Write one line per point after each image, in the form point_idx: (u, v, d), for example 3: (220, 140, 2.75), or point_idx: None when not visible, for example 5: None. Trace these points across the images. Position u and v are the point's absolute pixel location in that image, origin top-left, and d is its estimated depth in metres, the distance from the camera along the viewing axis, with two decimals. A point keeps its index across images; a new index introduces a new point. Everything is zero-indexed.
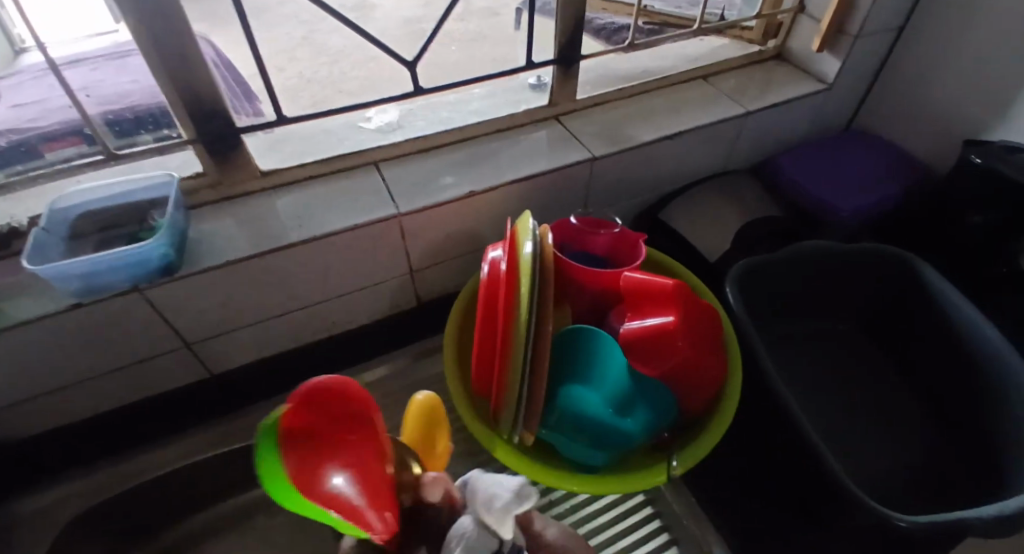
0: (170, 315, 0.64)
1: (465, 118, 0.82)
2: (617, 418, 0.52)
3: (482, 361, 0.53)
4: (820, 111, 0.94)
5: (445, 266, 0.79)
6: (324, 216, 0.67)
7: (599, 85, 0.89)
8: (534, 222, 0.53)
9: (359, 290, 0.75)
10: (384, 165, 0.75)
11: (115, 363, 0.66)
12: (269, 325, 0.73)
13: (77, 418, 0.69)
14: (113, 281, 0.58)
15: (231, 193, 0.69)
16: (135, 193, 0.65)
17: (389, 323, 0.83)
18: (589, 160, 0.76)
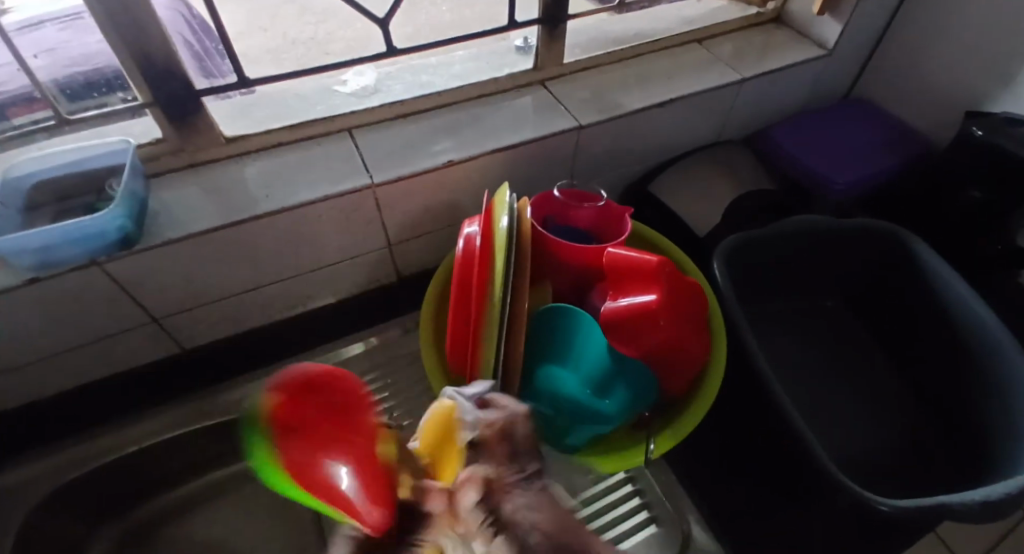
0: (135, 291, 0.61)
1: (446, 82, 0.78)
2: (597, 399, 0.51)
3: (456, 340, 0.51)
4: (818, 79, 0.90)
5: (425, 240, 0.76)
6: (295, 186, 0.64)
7: (589, 48, 0.84)
8: (511, 196, 0.52)
9: (335, 263, 0.72)
10: (359, 132, 0.71)
11: (78, 341, 0.63)
12: (241, 300, 0.70)
13: (42, 395, 0.66)
14: (71, 254, 0.54)
15: (195, 160, 0.65)
16: (93, 161, 0.60)
17: (369, 297, 0.80)
18: (576, 129, 0.73)
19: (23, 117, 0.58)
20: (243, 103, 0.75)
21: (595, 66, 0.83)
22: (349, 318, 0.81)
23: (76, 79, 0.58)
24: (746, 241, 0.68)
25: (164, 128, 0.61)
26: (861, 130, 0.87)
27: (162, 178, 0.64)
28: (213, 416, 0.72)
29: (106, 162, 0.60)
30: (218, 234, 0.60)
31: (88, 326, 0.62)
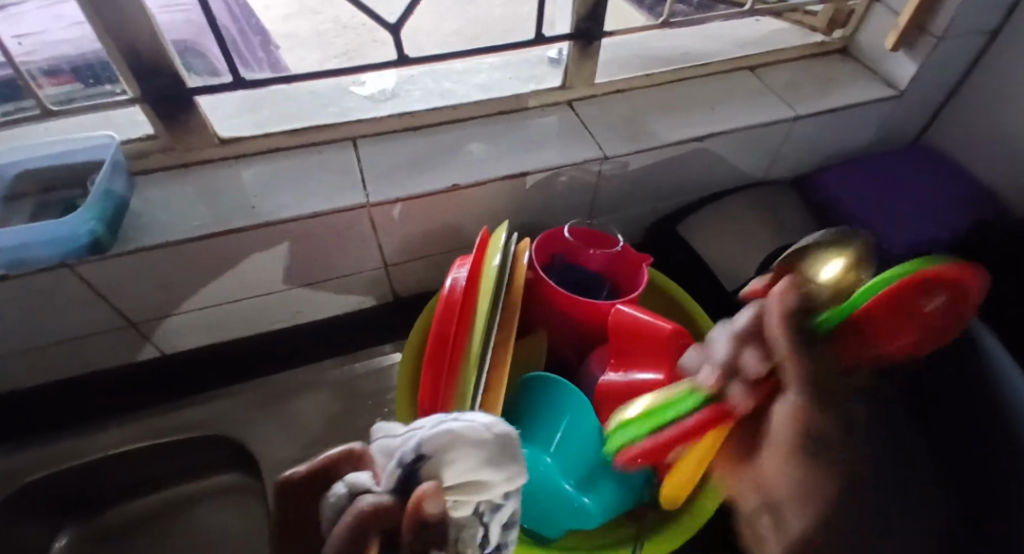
0: (107, 295, 0.57)
1: (465, 95, 0.72)
2: (575, 495, 0.44)
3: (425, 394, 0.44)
4: (884, 122, 0.80)
5: (425, 262, 0.71)
6: (285, 197, 0.59)
7: (628, 67, 0.77)
8: (506, 237, 0.46)
9: (326, 280, 0.68)
10: (363, 142, 0.66)
11: (46, 338, 0.60)
12: (223, 310, 0.66)
13: (13, 385, 0.64)
14: (38, 256, 0.51)
15: (186, 160, 0.61)
16: (76, 154, 0.57)
17: (360, 316, 0.75)
18: (600, 160, 0.65)
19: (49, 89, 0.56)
20: (248, 99, 0.71)
21: (632, 89, 0.75)
22: (337, 336, 0.76)
23: (62, 66, 0.55)
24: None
25: (155, 125, 0.57)
26: (930, 185, 0.77)
27: (150, 176, 0.60)
28: (185, 426, 0.69)
29: (88, 157, 0.57)
30: (195, 245, 0.56)
31: (57, 326, 0.59)
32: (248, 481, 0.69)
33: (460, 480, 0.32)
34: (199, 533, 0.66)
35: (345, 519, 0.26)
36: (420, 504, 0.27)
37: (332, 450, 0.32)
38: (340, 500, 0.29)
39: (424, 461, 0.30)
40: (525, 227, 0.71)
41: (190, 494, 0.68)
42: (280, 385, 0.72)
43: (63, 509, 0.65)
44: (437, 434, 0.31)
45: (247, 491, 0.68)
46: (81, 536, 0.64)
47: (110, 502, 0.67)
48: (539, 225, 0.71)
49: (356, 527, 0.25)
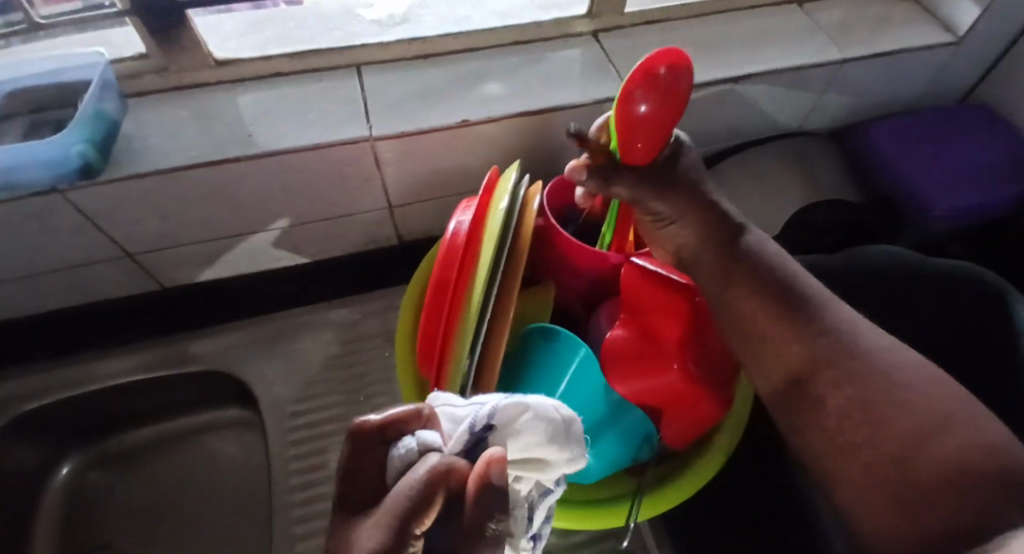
0: (103, 223, 0.56)
1: (481, 22, 0.66)
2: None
3: (425, 343, 0.42)
4: (941, 71, 0.72)
5: (431, 205, 0.68)
6: (283, 128, 0.55)
7: None
8: (516, 177, 0.43)
9: (328, 219, 0.65)
10: (368, 70, 0.62)
11: (46, 265, 0.59)
12: (224, 245, 0.64)
13: (20, 309, 0.65)
14: (32, 178, 0.49)
15: (181, 83, 0.57)
16: (67, 73, 0.54)
17: (366, 257, 0.73)
18: None
19: (48, 8, 0.53)
20: (247, 19, 0.66)
21: (664, 22, 0.68)
22: (343, 275, 0.74)
23: None
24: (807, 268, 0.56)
25: (146, 44, 0.53)
26: (981, 145, 0.70)
27: (143, 99, 0.57)
28: (188, 358, 0.69)
29: (78, 76, 0.54)
30: (189, 177, 0.53)
31: (56, 255, 0.58)
32: (252, 414, 0.70)
33: (525, 454, 0.35)
34: (203, 462, 0.68)
35: (420, 475, 0.26)
36: (489, 469, 0.27)
37: (402, 406, 0.32)
38: (411, 453, 0.29)
39: (494, 430, 0.34)
40: (539, 171, 0.67)
41: (195, 423, 0.70)
42: (282, 324, 0.72)
43: (76, 434, 0.68)
44: (517, 410, 0.35)
45: (252, 426, 0.69)
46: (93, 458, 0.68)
47: (120, 426, 0.69)
48: (553, 171, 0.67)
49: (433, 481, 0.26)
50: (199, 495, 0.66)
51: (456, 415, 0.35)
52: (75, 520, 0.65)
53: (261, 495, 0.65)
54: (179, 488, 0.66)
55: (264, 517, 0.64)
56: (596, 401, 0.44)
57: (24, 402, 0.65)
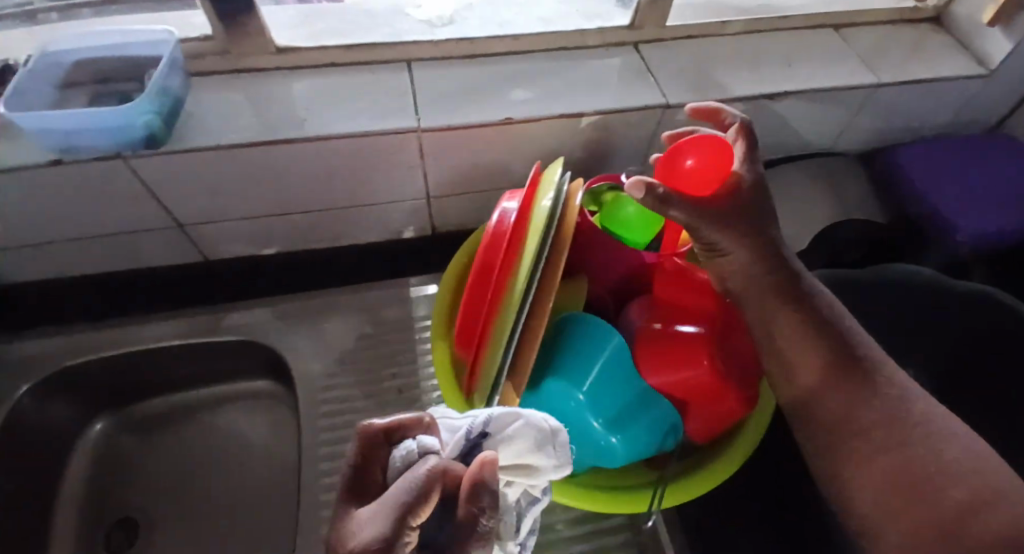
0: (159, 192, 0.58)
1: (525, 27, 0.68)
2: (603, 433, 0.42)
3: (465, 326, 0.44)
4: (969, 102, 0.74)
5: (467, 198, 0.70)
6: (336, 113, 0.58)
7: (701, 13, 0.72)
8: (561, 173, 0.44)
9: (368, 205, 0.68)
10: (417, 65, 0.64)
11: (98, 230, 0.62)
12: (266, 223, 0.67)
13: (67, 271, 0.68)
14: (97, 143, 0.52)
15: (242, 66, 0.60)
16: (136, 47, 0.57)
17: (397, 245, 0.76)
18: (661, 108, 0.62)
19: None
20: (304, 11, 0.69)
21: (702, 37, 0.71)
22: (374, 262, 0.77)
23: None
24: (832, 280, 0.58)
25: (213, 26, 0.56)
26: (1008, 175, 0.71)
27: (205, 78, 0.60)
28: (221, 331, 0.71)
29: (146, 52, 0.57)
30: (246, 154, 0.56)
31: (109, 221, 0.61)
32: (279, 389, 0.72)
33: (515, 460, 0.37)
34: (228, 432, 0.70)
35: (417, 471, 0.29)
36: (482, 468, 0.30)
37: (405, 413, 0.36)
38: (410, 454, 0.34)
39: (486, 437, 0.37)
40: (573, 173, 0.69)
41: (223, 394, 0.72)
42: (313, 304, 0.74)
43: (108, 397, 0.70)
44: (507, 423, 0.38)
45: (279, 401, 0.71)
46: (120, 422, 0.71)
47: (152, 392, 0.71)
48: (587, 173, 0.69)
49: (428, 477, 0.29)
50: (225, 463, 0.68)
51: (454, 425, 0.38)
52: (105, 481, 0.67)
53: (285, 468, 0.67)
54: (206, 455, 0.68)
55: (286, 488, 0.66)
56: (629, 390, 0.43)
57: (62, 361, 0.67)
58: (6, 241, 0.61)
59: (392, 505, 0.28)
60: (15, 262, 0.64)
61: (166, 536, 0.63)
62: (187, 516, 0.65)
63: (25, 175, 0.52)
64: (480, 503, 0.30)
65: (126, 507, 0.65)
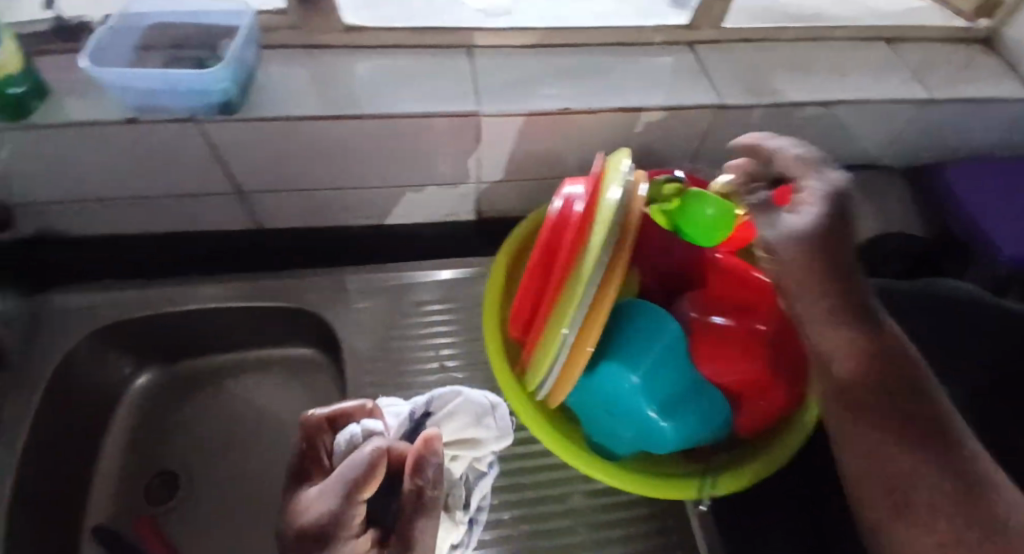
0: (226, 157, 0.60)
1: (581, 20, 0.69)
2: (655, 420, 0.43)
3: (523, 315, 0.46)
4: (1018, 124, 0.74)
5: (514, 185, 0.71)
6: (399, 93, 0.59)
7: (756, 18, 0.73)
8: (629, 167, 0.42)
9: (420, 186, 0.69)
10: (477, 52, 0.66)
11: (159, 190, 0.64)
12: (319, 196, 0.69)
13: (125, 228, 0.70)
14: (173, 105, 0.54)
15: (309, 41, 0.62)
16: (212, 16, 0.59)
17: (438, 228, 0.78)
18: (715, 108, 0.63)
19: None
20: None
21: (757, 40, 0.71)
22: (417, 241, 0.79)
23: None
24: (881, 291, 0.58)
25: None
26: None
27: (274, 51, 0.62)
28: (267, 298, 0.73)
29: (221, 21, 0.59)
30: (313, 127, 0.57)
31: (172, 182, 0.63)
32: (319, 358, 0.74)
33: (456, 434, 0.49)
34: (268, 396, 0.72)
35: (369, 452, 0.39)
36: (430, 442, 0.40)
37: (348, 402, 0.49)
38: (354, 437, 0.45)
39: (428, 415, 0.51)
40: None
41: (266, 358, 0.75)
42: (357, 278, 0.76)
43: (154, 353, 0.72)
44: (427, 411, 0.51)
45: (320, 368, 0.74)
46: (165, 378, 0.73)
47: (197, 351, 0.74)
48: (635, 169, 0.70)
49: (375, 456, 0.39)
50: (265, 426, 0.70)
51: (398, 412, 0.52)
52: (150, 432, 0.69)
53: None
54: (247, 416, 0.71)
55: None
56: (677, 379, 0.44)
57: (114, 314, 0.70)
58: (73, 195, 0.63)
59: (344, 476, 0.38)
60: (75, 216, 0.66)
61: (209, 490, 0.66)
62: (227, 473, 0.67)
63: (105, 132, 0.54)
64: (424, 474, 0.39)
65: (169, 460, 0.68)
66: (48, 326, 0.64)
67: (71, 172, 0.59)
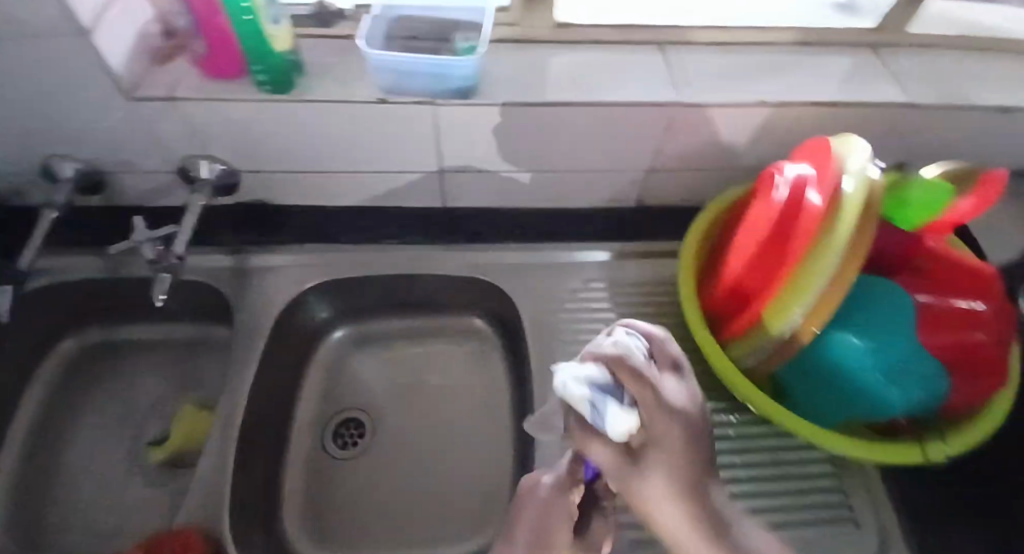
0: (442, 138, 0.56)
1: (755, 19, 0.60)
2: (885, 386, 0.45)
3: (738, 287, 0.49)
4: None
5: (692, 176, 0.64)
6: (610, 82, 0.55)
7: (950, 23, 0.62)
8: (865, 148, 0.42)
9: (599, 173, 0.63)
10: (671, 49, 0.59)
11: (341, 167, 0.60)
12: (490, 180, 0.63)
13: (275, 204, 0.65)
14: (417, 90, 0.52)
15: (521, 38, 0.58)
16: (451, 11, 0.54)
17: (601, 216, 0.69)
18: (939, 107, 0.55)
19: None
20: None
21: (946, 47, 0.61)
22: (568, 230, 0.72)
23: None
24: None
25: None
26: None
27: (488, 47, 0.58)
28: (420, 288, 0.67)
29: (458, 16, 0.54)
30: (534, 113, 0.53)
31: (368, 162, 0.59)
32: (463, 355, 0.70)
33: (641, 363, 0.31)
34: (418, 390, 0.68)
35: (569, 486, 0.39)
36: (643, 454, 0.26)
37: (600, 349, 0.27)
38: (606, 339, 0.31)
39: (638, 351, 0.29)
40: None
41: (407, 354, 0.70)
42: (513, 260, 0.68)
43: (303, 343, 0.67)
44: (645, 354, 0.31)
45: (484, 350, 0.70)
46: (286, 373, 0.64)
47: (331, 339, 0.69)
48: None
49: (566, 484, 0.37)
50: (443, 407, 0.66)
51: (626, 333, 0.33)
52: (277, 432, 0.62)
53: (479, 431, 0.64)
54: (410, 398, 0.67)
55: (499, 443, 0.63)
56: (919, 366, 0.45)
57: (267, 289, 0.63)
58: (302, 165, 0.59)
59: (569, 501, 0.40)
60: (250, 190, 0.62)
61: (389, 460, 0.63)
62: (407, 459, 0.63)
63: (347, 107, 0.52)
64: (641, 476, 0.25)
65: (302, 461, 0.62)
66: (242, 293, 0.62)
67: (265, 145, 0.56)
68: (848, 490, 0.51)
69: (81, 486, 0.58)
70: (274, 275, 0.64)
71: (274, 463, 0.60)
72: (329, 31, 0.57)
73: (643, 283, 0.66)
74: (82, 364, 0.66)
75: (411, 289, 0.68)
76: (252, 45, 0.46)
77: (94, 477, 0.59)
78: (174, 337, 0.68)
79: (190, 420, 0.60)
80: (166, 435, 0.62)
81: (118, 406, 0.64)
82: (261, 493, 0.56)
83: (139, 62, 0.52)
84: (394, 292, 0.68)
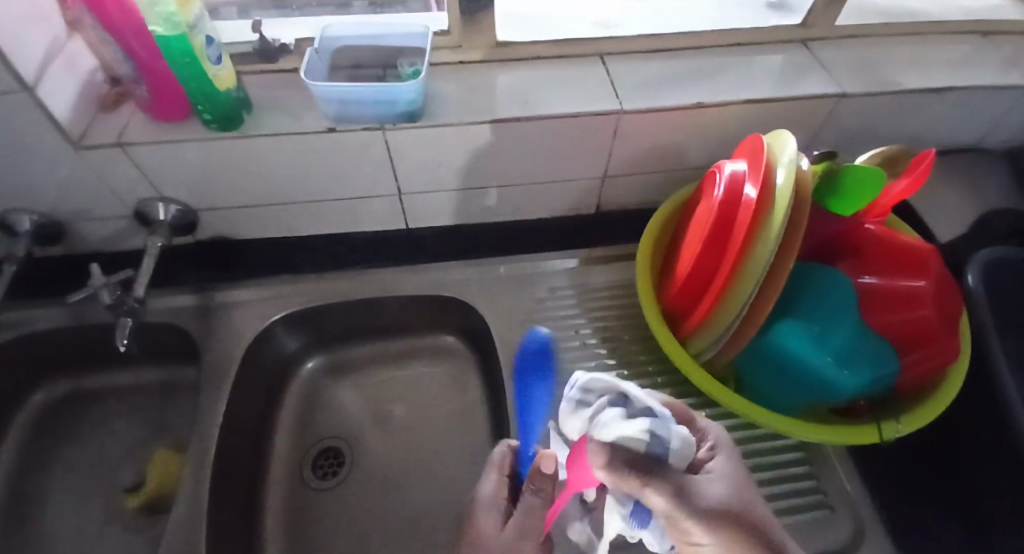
0: (393, 162, 0.57)
1: (690, 26, 0.63)
2: (834, 369, 0.46)
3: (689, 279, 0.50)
4: None
5: (643, 180, 0.65)
6: (552, 96, 0.56)
7: (874, 15, 0.65)
8: (793, 142, 0.44)
9: (553, 184, 0.64)
10: (611, 59, 0.61)
11: (297, 198, 0.60)
12: (447, 199, 0.64)
13: (236, 239, 0.65)
14: (363, 117, 0.53)
15: (465, 59, 0.60)
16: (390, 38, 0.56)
17: (561, 225, 0.70)
18: (868, 96, 0.57)
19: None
20: None
21: (872, 39, 0.63)
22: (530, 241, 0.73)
23: None
24: (985, 280, 0.51)
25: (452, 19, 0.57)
26: None
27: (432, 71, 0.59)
28: (387, 311, 0.68)
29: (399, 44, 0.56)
30: (479, 132, 0.55)
31: (322, 190, 0.60)
32: (436, 372, 0.70)
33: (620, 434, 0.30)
34: (395, 412, 0.68)
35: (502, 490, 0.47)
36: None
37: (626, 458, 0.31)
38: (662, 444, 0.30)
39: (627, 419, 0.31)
40: None
41: (381, 377, 0.70)
42: (477, 275, 0.68)
43: (275, 375, 0.67)
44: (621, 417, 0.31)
45: (458, 366, 0.71)
46: (260, 407, 0.64)
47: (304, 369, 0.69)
48: None
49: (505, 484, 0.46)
50: (420, 427, 0.66)
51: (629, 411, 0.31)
52: (254, 467, 0.61)
53: (458, 447, 0.65)
54: (386, 420, 0.67)
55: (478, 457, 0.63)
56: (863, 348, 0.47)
57: (234, 325, 0.63)
58: (258, 199, 0.60)
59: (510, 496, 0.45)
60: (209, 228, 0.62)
61: (369, 484, 0.63)
62: (386, 482, 0.63)
63: (297, 140, 0.53)
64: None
65: (282, 493, 0.62)
66: (208, 331, 0.62)
67: (219, 181, 0.56)
68: (820, 477, 0.52)
69: (59, 540, 0.57)
70: (239, 310, 0.64)
71: (252, 500, 0.60)
72: (274, 67, 0.58)
73: (607, 286, 0.67)
74: (54, 415, 0.65)
75: (379, 312, 0.68)
76: (193, 86, 0.47)
77: (71, 529, 0.58)
78: (146, 380, 0.67)
79: (163, 462, 0.59)
80: (142, 479, 0.61)
81: (93, 455, 0.63)
82: (240, 529, 0.56)
83: (86, 111, 0.52)
84: (363, 317, 0.68)
